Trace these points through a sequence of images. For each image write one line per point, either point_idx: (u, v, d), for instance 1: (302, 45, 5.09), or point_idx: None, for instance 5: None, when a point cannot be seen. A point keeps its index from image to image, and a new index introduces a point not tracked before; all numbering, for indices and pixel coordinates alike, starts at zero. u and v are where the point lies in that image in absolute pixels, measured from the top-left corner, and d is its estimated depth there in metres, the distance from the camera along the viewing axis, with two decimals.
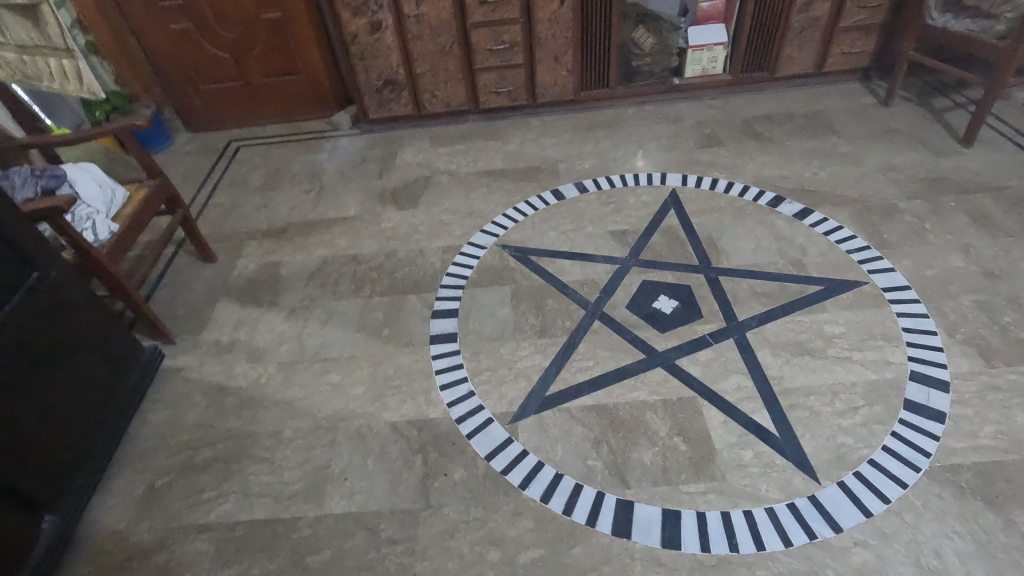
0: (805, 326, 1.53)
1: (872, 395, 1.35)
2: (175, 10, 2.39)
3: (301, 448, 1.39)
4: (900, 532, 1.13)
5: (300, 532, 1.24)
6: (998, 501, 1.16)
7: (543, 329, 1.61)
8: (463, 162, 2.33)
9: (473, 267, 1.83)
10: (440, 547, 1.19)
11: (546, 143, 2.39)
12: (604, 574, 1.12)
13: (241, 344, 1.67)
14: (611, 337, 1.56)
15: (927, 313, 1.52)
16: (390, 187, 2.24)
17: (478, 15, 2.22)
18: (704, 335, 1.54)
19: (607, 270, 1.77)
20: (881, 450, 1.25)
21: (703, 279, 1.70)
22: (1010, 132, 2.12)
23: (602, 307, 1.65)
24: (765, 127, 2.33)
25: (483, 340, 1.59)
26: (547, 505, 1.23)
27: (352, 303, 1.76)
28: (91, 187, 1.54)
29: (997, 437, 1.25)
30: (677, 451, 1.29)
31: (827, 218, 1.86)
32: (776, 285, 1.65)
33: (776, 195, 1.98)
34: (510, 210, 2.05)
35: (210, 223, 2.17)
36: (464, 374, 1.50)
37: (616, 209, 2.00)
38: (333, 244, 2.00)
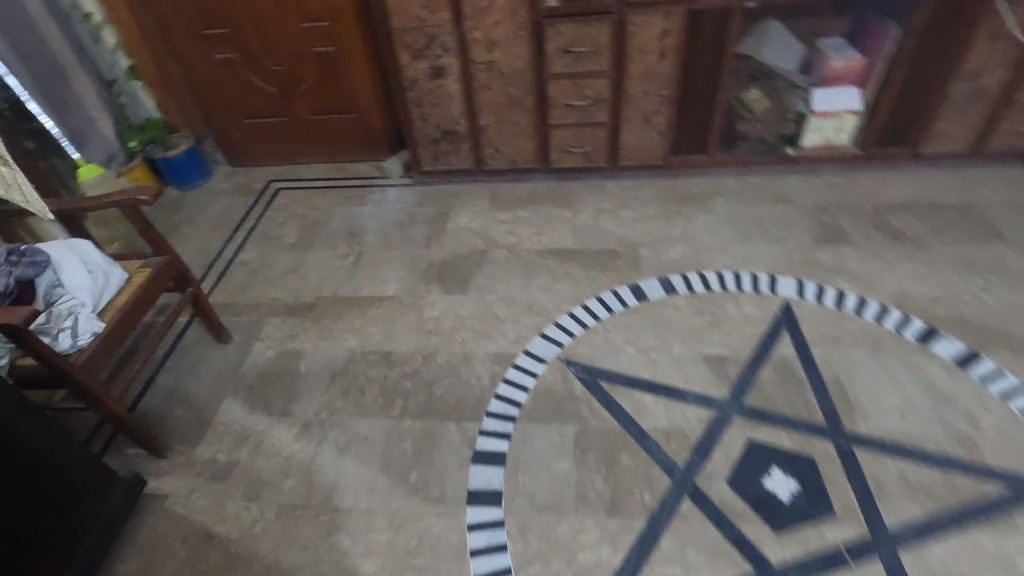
0: (987, 554, 1.09)
1: None
2: (221, 40, 2.13)
3: None
4: None
5: None
6: None
7: (614, 504, 1.23)
8: (524, 235, 1.97)
9: (528, 390, 1.47)
10: None
11: (625, 218, 2.01)
12: None
13: (241, 470, 1.37)
14: (705, 530, 1.17)
15: None
16: (437, 260, 1.91)
17: (559, 65, 1.86)
18: (836, 547, 1.13)
19: (700, 417, 1.37)
20: None
21: (832, 450, 1.28)
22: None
23: (694, 478, 1.26)
24: (906, 220, 1.86)
25: (535, 510, 1.23)
26: None
27: (377, 424, 1.43)
28: (79, 273, 1.27)
29: None
30: None
31: (1004, 371, 1.39)
32: (938, 475, 1.21)
33: (927, 324, 1.52)
34: (578, 309, 1.68)
35: (232, 287, 1.90)
36: (506, 564, 1.15)
37: (710, 323, 1.60)
38: (365, 333, 1.68)
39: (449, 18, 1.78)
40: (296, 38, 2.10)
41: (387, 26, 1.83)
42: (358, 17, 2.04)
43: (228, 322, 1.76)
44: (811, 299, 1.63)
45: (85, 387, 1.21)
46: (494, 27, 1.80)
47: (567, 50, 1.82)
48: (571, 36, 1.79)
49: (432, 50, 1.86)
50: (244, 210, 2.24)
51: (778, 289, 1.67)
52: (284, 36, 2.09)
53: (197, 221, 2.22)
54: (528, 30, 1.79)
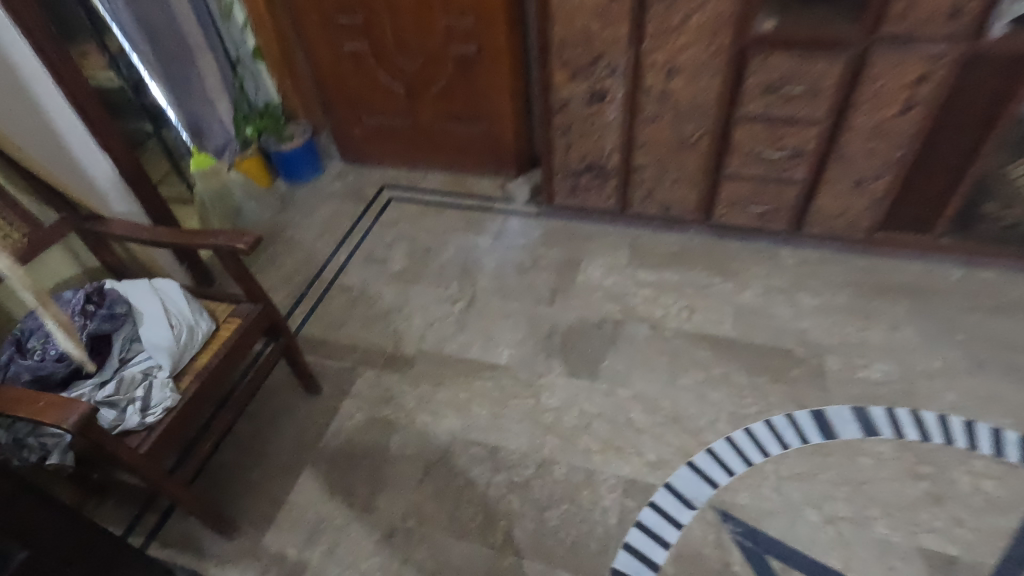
0: None
1: None
2: (352, 29, 1.88)
3: None
4: None
5: None
6: None
7: None
8: (671, 309, 1.60)
9: (668, 548, 1.13)
10: None
11: (805, 305, 1.57)
12: None
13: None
14: None
15: None
16: (561, 324, 1.59)
17: (757, 106, 1.44)
18: None
19: None
20: None
21: None
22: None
23: None
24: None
25: None
26: None
27: (473, 553, 1.16)
28: (161, 330, 1.07)
29: None
30: None
31: None
32: None
33: None
34: (739, 433, 1.30)
35: (328, 318, 1.68)
36: None
37: (933, 499, 1.17)
38: (470, 412, 1.41)
39: (628, 34, 1.40)
40: (434, 33, 1.80)
41: (546, 36, 1.48)
42: (508, 16, 1.70)
43: (319, 366, 1.55)
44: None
45: (152, 478, 1.00)
46: (683, 50, 1.40)
47: (772, 88, 1.40)
48: (785, 71, 1.36)
49: (596, 70, 1.49)
50: (352, 221, 2.02)
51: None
52: (421, 30, 1.81)
53: (303, 226, 2.03)
54: (728, 58, 1.38)
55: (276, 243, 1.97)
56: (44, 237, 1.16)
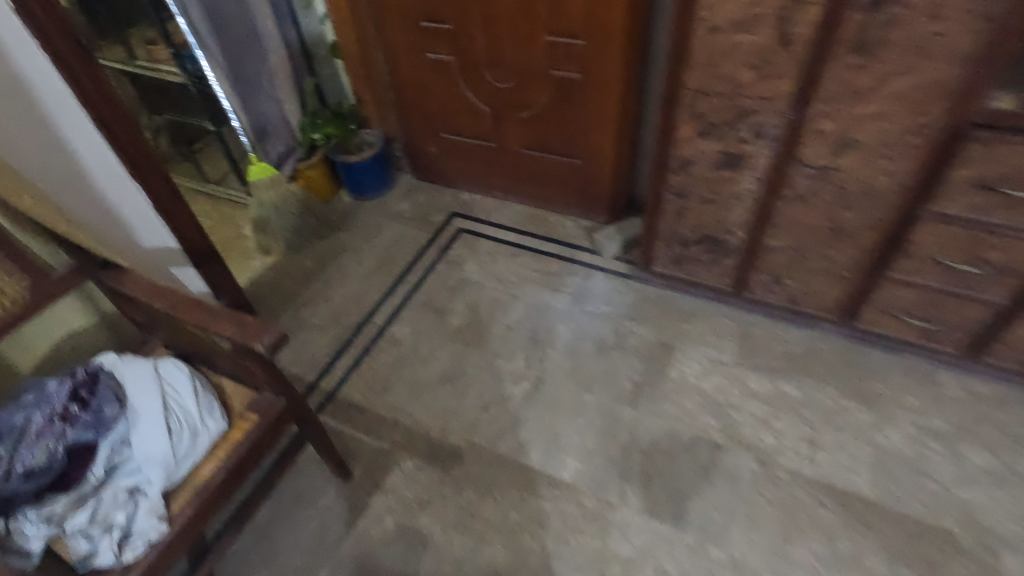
0: None
1: None
2: (439, 36, 1.60)
3: None
4: None
5: None
6: None
7: None
8: (788, 436, 1.26)
9: None
10: None
11: (972, 464, 1.19)
12: None
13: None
14: None
15: None
16: (644, 437, 1.29)
17: (957, 205, 1.06)
18: None
19: None
20: None
21: None
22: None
23: None
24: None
25: None
26: None
27: None
28: (158, 437, 0.86)
29: None
30: None
31: None
32: None
33: None
34: None
35: (370, 378, 1.46)
36: None
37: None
38: (521, 542, 1.15)
39: (789, 92, 1.06)
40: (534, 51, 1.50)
41: (677, 80, 1.15)
42: (628, 41, 1.38)
43: (352, 441, 1.33)
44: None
45: None
46: (865, 122, 1.03)
47: (987, 187, 1.01)
48: (1017, 168, 0.97)
49: (736, 130, 1.16)
50: (414, 253, 1.78)
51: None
52: (518, 47, 1.51)
53: (361, 252, 1.81)
54: (929, 141, 1.01)
55: (329, 270, 1.77)
56: (52, 288, 0.98)
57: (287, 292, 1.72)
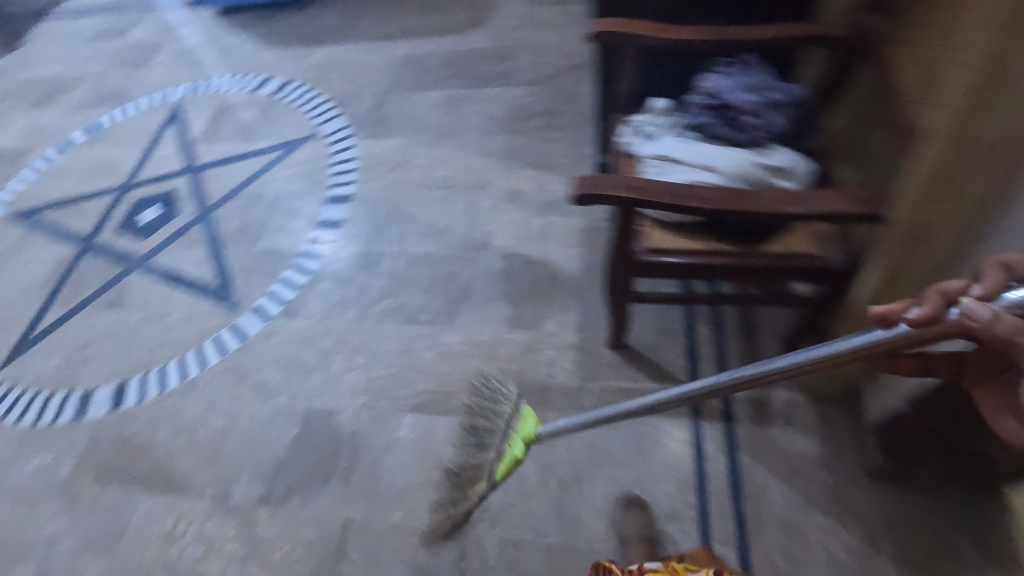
0: (89, 172, 1.98)
1: (126, 126, 2.11)
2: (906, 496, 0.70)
3: (469, 109, 1.83)
4: (184, 66, 2.28)
5: (471, 68, 1.95)
6: (130, 76, 2.30)
7: (270, 186, 1.78)
8: (162, 512, 1.23)
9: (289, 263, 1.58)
10: (386, 66, 2.05)
11: (46, 540, 1.25)
12: (312, 58, 2.16)
13: (502, 202, 1.57)
14: (231, 175, 1.85)
15: (27, 171, 2.06)
16: (334, 463, 1.23)
17: None
18: (169, 175, 1.90)
19: (179, 243, 1.71)
20: (157, 97, 2.19)
21: (111, 219, 1.82)
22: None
23: (210, 206, 1.78)
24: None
25: (312, 182, 1.77)
26: (321, 83, 2.06)
27: (424, 234, 1.56)
28: (694, 152, 0.93)
29: (94, 106, 2.23)
30: (244, 102, 2.07)
31: None
32: (73, 204, 1.90)
33: None
34: (187, 368, 1.44)
35: (663, 434, 1.16)
36: (349, 154, 1.82)
37: (42, 320, 1.62)
38: (408, 343, 1.37)
39: None
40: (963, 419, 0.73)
41: None
42: None
43: (633, 359, 1.24)
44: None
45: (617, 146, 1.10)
46: None
47: None
48: None
49: None
50: None
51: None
52: None
53: None
54: None
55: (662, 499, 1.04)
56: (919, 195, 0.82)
57: (910, 543, 0.98)
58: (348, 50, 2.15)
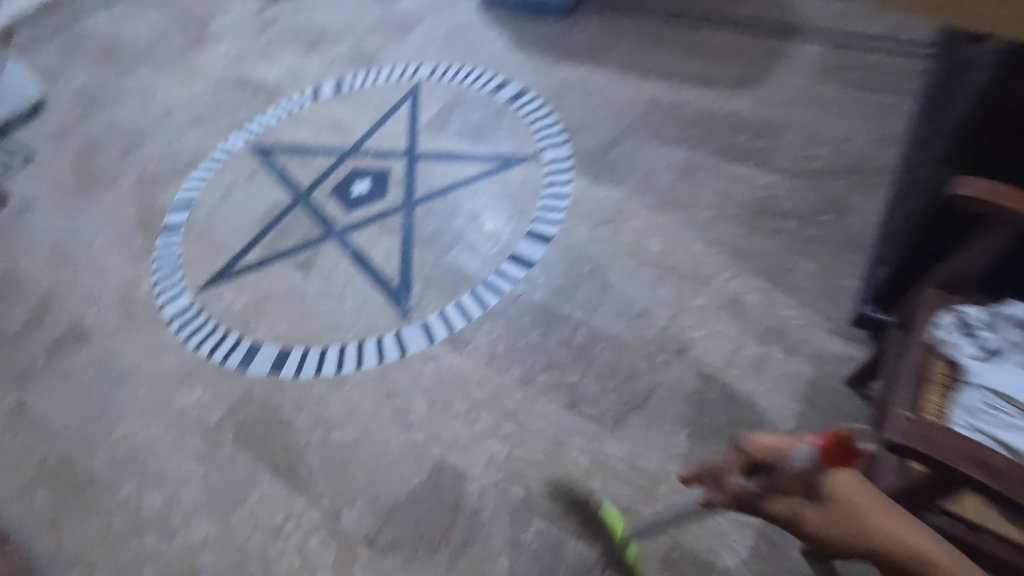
0: (326, 128, 2.11)
1: (369, 92, 2.21)
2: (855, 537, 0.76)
3: (709, 180, 1.61)
4: (435, 47, 2.32)
5: (724, 134, 1.72)
6: (387, 44, 2.40)
7: (477, 197, 1.73)
8: (278, 501, 1.23)
9: (471, 288, 1.51)
10: (630, 104, 1.89)
11: (180, 476, 1.31)
12: (557, 72, 2.06)
13: (715, 306, 1.34)
14: (444, 173, 1.83)
15: (279, 108, 2.25)
16: (447, 532, 1.14)
17: None
18: (390, 153, 1.94)
19: (377, 226, 1.72)
20: (404, 70, 2.25)
21: (328, 180, 1.90)
22: (10, 108, 2.41)
23: (416, 198, 1.78)
24: (20, 261, 1.90)
25: (518, 208, 1.68)
26: (557, 102, 1.96)
27: (617, 309, 1.39)
28: None
29: (348, 63, 2.36)
30: (479, 99, 2.05)
31: (191, 192, 1.98)
32: (304, 154, 2.02)
33: (173, 230, 1.86)
34: (346, 359, 1.43)
35: None
36: (564, 189, 1.70)
37: (244, 256, 1.73)
38: (563, 432, 1.22)
39: None
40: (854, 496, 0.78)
41: None
42: None
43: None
44: (177, 197, 1.97)
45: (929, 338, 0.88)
46: None
47: None
48: None
49: None
50: None
51: (160, 237, 1.85)
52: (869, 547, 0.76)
53: None
54: None
55: None
56: None
57: None
58: (594, 73, 2.02)
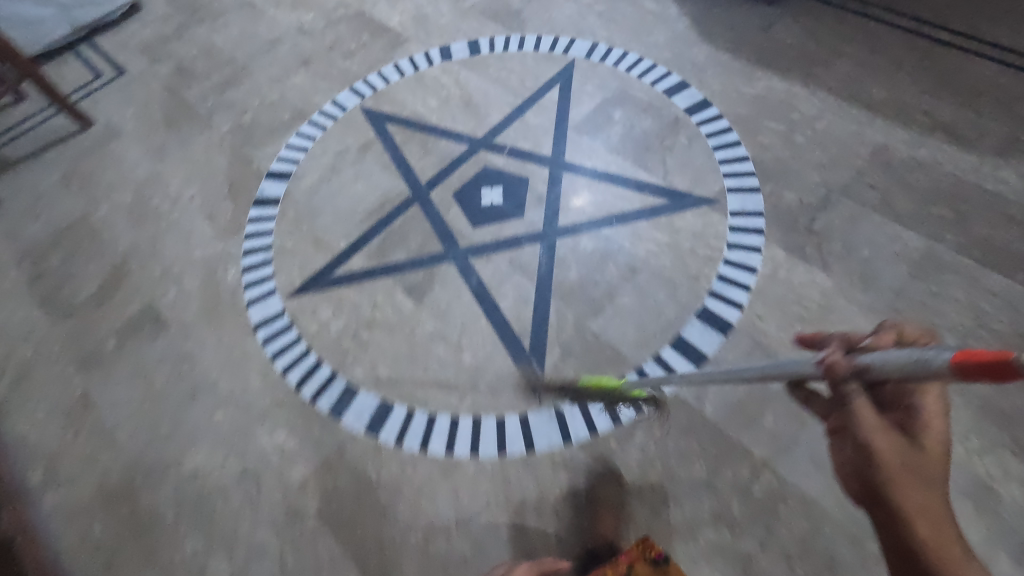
0: (455, 104, 1.75)
1: (510, 64, 1.82)
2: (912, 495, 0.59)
3: (952, 294, 1.23)
4: (597, 18, 1.89)
5: (978, 225, 1.30)
6: (537, 2, 1.98)
7: (637, 244, 1.39)
8: None
9: (621, 376, 1.21)
10: (849, 150, 1.47)
11: (254, 544, 1.11)
12: (752, 86, 1.63)
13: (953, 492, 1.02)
14: (596, 199, 1.48)
15: (400, 64, 1.89)
16: None
17: None
18: (530, 157, 1.59)
19: (509, 257, 1.42)
20: (555, 44, 1.85)
21: (452, 177, 1.58)
22: (104, 7, 2.13)
23: (559, 227, 1.44)
24: (98, 206, 1.67)
25: (688, 271, 1.33)
26: (750, 129, 1.55)
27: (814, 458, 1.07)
28: None
29: (487, 19, 1.96)
30: (647, 104, 1.64)
31: (292, 157, 1.69)
32: (426, 134, 1.69)
33: (267, 205, 1.60)
34: (458, 439, 1.18)
35: None
36: (751, 257, 1.33)
37: (346, 261, 1.47)
38: None
39: None
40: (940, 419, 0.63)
41: None
42: None
43: None
44: (275, 161, 1.69)
45: None
46: None
47: None
48: None
49: None
50: None
51: (252, 211, 1.59)
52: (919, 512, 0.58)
53: None
54: None
55: None
56: None
57: None
58: (803, 96, 1.58)
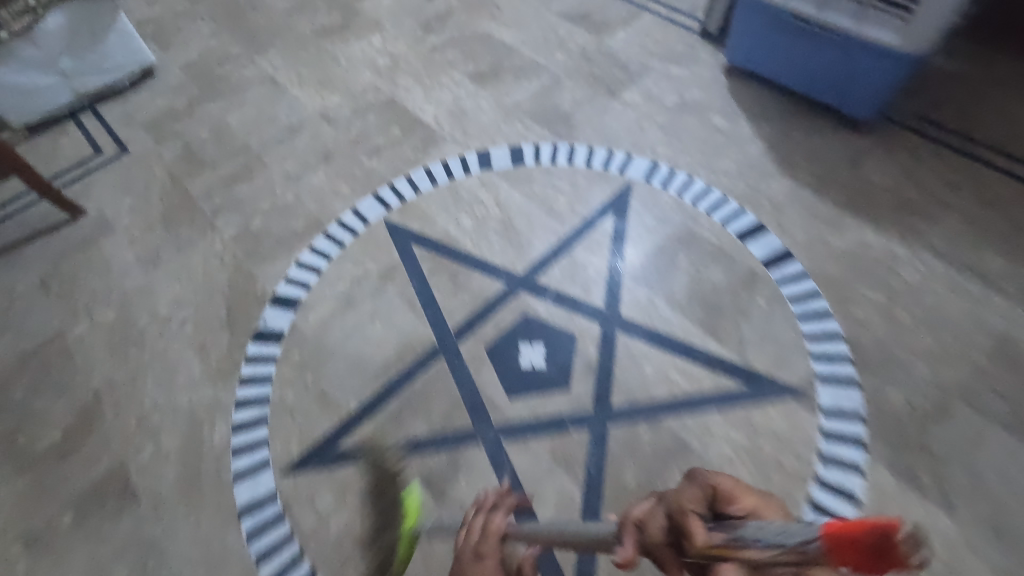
0: (492, 225, 1.52)
1: (557, 180, 1.60)
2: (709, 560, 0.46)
3: None
4: (658, 130, 1.67)
5: None
6: (589, 103, 1.76)
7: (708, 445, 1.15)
8: None
9: None
10: (963, 338, 1.23)
11: None
12: (841, 237, 1.40)
13: None
14: (658, 374, 1.25)
15: (432, 167, 1.67)
16: None
17: None
18: (580, 307, 1.36)
19: (552, 444, 1.18)
20: (610, 158, 1.62)
21: (486, 325, 1.35)
22: (113, 75, 1.94)
23: (613, 409, 1.21)
24: (76, 322, 1.45)
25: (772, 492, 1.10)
26: (843, 296, 1.31)
27: None
28: None
29: (533, 119, 1.74)
30: (718, 249, 1.41)
31: (301, 279, 1.46)
32: (458, 262, 1.46)
33: (269, 341, 1.37)
34: None
35: None
36: (851, 481, 1.09)
37: (356, 429, 1.23)
38: None
39: None
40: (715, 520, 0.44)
41: None
42: None
43: None
44: (282, 282, 1.47)
45: None
46: None
47: None
48: None
49: None
50: None
51: (251, 347, 1.36)
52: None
53: None
54: None
55: None
56: None
57: None
58: (903, 258, 1.36)
